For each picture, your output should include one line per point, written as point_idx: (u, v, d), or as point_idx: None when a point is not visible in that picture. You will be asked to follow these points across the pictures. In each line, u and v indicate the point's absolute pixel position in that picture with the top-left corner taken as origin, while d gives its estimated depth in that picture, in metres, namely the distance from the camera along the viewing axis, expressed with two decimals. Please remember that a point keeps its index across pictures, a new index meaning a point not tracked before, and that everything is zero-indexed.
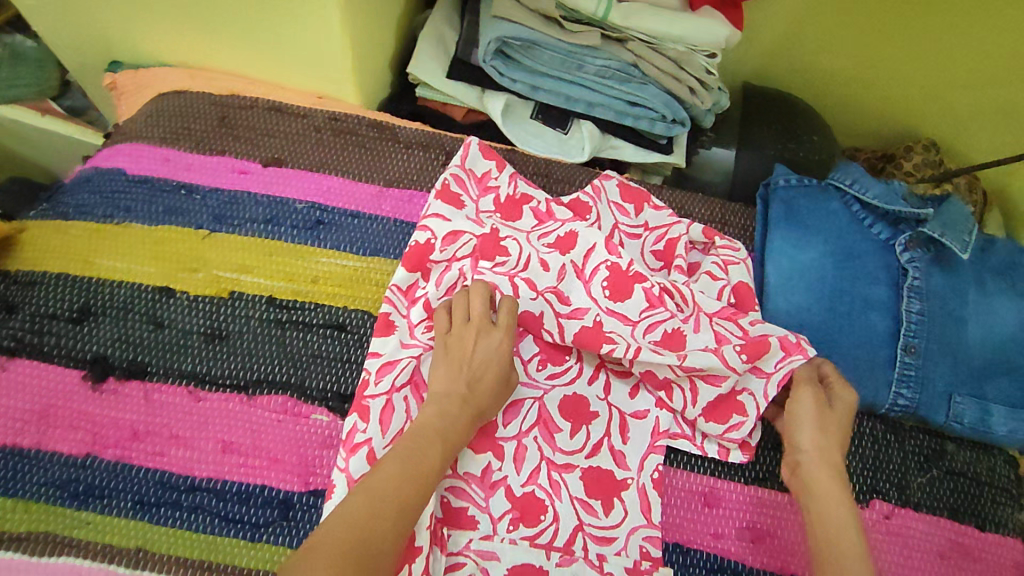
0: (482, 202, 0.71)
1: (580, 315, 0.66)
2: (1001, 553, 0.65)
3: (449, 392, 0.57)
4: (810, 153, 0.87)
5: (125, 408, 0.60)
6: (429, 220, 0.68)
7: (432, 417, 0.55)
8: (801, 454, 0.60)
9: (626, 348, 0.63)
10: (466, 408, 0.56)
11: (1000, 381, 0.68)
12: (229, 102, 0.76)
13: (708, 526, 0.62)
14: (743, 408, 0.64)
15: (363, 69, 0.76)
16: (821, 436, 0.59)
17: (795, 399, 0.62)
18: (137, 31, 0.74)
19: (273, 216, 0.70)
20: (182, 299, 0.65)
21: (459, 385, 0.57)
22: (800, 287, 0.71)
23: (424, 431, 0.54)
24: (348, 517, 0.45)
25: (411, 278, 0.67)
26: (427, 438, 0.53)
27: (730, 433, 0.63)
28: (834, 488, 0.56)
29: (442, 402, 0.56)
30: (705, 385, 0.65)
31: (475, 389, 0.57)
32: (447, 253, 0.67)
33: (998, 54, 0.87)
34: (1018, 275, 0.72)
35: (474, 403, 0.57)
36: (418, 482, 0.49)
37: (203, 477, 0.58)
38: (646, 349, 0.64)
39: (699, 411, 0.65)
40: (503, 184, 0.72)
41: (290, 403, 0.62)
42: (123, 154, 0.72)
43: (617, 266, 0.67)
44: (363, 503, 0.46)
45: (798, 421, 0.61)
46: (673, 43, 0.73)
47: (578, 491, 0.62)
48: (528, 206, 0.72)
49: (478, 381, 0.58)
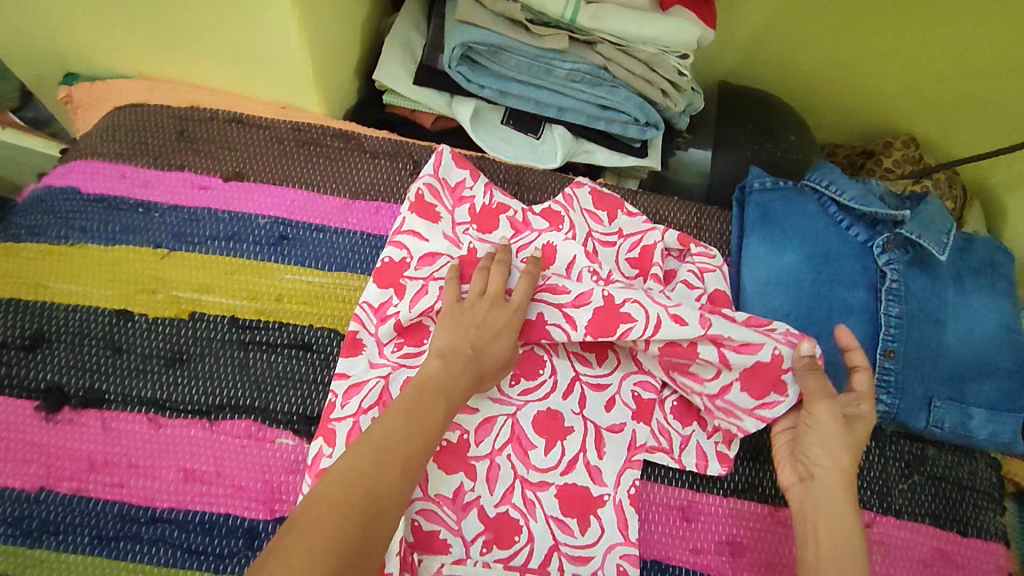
0: (456, 213, 0.69)
1: (585, 302, 0.62)
2: (982, 559, 0.64)
3: (455, 348, 0.56)
4: (787, 153, 0.86)
5: (82, 438, 0.58)
6: (404, 237, 0.65)
7: (436, 371, 0.54)
8: (815, 466, 0.56)
9: (644, 325, 0.60)
10: (470, 366, 0.55)
11: (979, 384, 0.67)
12: (187, 114, 0.74)
13: (686, 542, 0.61)
14: (784, 387, 0.60)
15: (326, 78, 0.74)
16: (839, 452, 0.56)
17: (807, 411, 0.58)
18: (87, 43, 0.71)
19: (235, 233, 0.68)
20: (140, 321, 0.63)
21: (465, 345, 0.56)
22: (779, 291, 0.69)
23: (427, 386, 0.52)
24: (358, 467, 0.43)
25: (383, 295, 0.63)
26: (429, 395, 0.51)
27: (762, 410, 0.61)
28: (844, 506, 0.54)
29: (448, 356, 0.55)
30: (738, 358, 0.61)
31: (480, 352, 0.56)
32: (424, 272, 0.64)
33: (975, 48, 0.86)
34: (996, 275, 0.71)
35: (478, 364, 0.56)
36: (422, 436, 0.48)
37: (164, 508, 0.56)
38: (667, 319, 0.60)
39: (735, 376, 0.62)
40: (478, 193, 0.70)
41: (254, 428, 0.60)
42: (77, 171, 0.70)
43: (598, 273, 0.66)
44: (372, 453, 0.44)
45: (816, 432, 0.57)
46: (643, 45, 0.71)
47: (553, 509, 0.60)
48: (505, 215, 0.69)
49: (484, 345, 0.57)
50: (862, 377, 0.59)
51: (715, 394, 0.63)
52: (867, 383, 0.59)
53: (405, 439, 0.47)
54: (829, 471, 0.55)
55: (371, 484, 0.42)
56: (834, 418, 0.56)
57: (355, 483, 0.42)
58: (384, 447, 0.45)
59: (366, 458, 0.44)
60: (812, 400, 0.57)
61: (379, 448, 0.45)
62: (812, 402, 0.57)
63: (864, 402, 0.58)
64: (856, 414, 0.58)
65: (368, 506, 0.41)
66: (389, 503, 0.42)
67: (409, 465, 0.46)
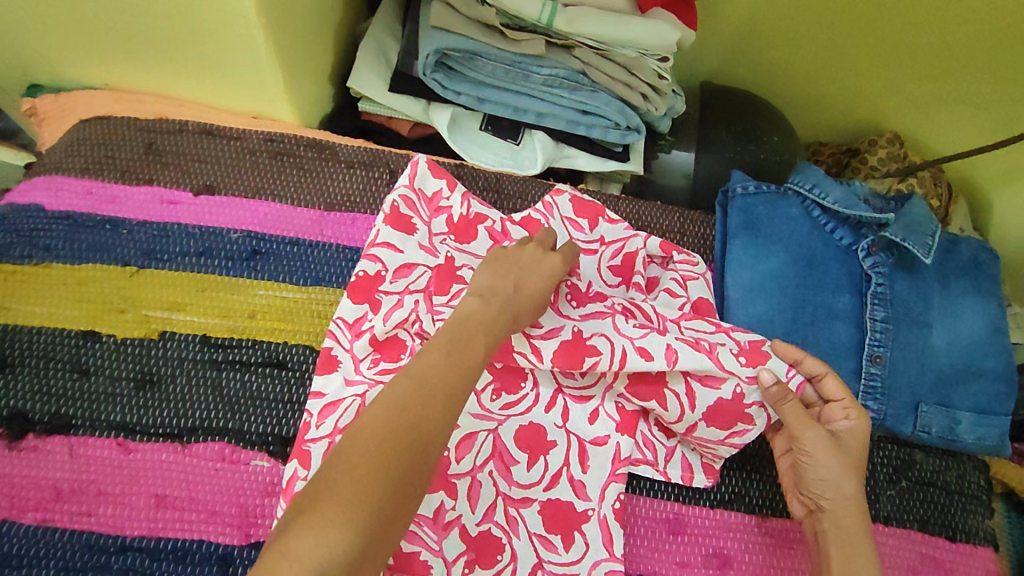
0: (434, 224, 0.67)
1: (554, 335, 0.60)
2: (970, 564, 0.64)
3: (494, 287, 0.53)
4: (770, 154, 0.85)
5: (47, 466, 0.56)
6: (379, 250, 0.63)
7: (476, 306, 0.51)
8: (823, 501, 0.56)
9: (610, 358, 0.59)
10: (507, 307, 0.52)
11: (966, 387, 0.66)
12: (155, 126, 0.71)
13: (673, 555, 0.60)
14: (751, 417, 0.60)
15: (298, 87, 0.72)
16: (844, 480, 0.55)
17: (802, 444, 0.56)
18: (50, 54, 0.69)
19: (206, 248, 0.66)
20: (109, 342, 0.61)
21: (505, 283, 0.54)
22: (762, 297, 0.68)
23: (466, 322, 0.49)
24: (399, 400, 0.40)
25: (358, 310, 0.62)
26: (469, 329, 0.48)
27: (732, 438, 0.60)
28: (860, 534, 0.54)
29: (486, 294, 0.52)
30: (702, 390, 0.60)
31: (520, 291, 0.54)
32: (400, 284, 0.62)
33: (957, 46, 0.85)
34: (982, 276, 0.71)
35: (517, 304, 0.53)
36: (464, 372, 0.45)
37: (135, 536, 0.55)
38: (633, 351, 0.59)
39: (699, 415, 0.60)
40: (455, 204, 0.68)
41: (227, 450, 0.58)
42: (41, 188, 0.67)
43: (577, 286, 0.64)
44: (414, 387, 0.41)
45: (816, 467, 0.56)
46: (623, 48, 0.70)
47: (536, 526, 0.59)
48: (482, 226, 0.68)
49: (525, 284, 0.55)
50: (830, 383, 0.58)
51: (682, 432, 0.62)
52: (837, 386, 0.58)
53: (448, 373, 0.44)
54: (838, 503, 0.55)
55: (416, 414, 0.40)
56: (828, 445, 0.56)
57: (399, 415, 0.39)
58: (424, 378, 0.42)
59: (408, 393, 0.41)
60: (802, 431, 0.56)
61: (422, 383, 0.42)
62: (801, 432, 0.56)
63: (851, 410, 0.58)
64: (847, 428, 0.58)
65: (414, 437, 0.39)
66: (435, 436, 0.40)
67: (454, 396, 0.43)
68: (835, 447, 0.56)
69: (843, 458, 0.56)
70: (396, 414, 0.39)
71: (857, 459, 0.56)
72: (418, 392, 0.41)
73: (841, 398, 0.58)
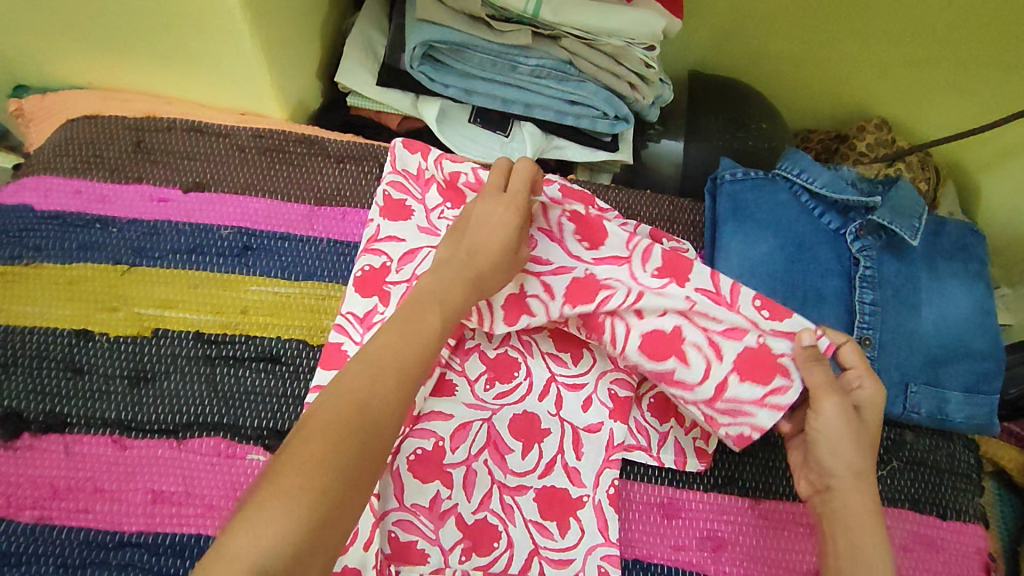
0: (427, 199, 0.67)
1: (566, 272, 0.64)
2: (962, 542, 0.64)
3: (449, 259, 0.54)
4: (758, 141, 0.85)
5: (43, 465, 0.56)
6: (381, 243, 0.65)
7: (428, 281, 0.52)
8: (830, 479, 0.53)
9: (626, 293, 0.62)
10: (465, 272, 0.53)
11: (954, 367, 0.67)
12: (143, 125, 0.71)
13: (668, 539, 0.61)
14: (787, 371, 0.58)
15: (285, 83, 0.72)
16: (853, 455, 0.53)
17: (815, 411, 0.55)
18: (36, 54, 0.69)
19: (197, 245, 0.66)
20: (102, 340, 0.61)
21: (459, 252, 0.54)
22: (752, 281, 0.69)
23: (420, 299, 0.50)
24: (346, 388, 0.41)
25: (367, 303, 0.62)
26: (424, 305, 0.49)
27: (772, 398, 0.58)
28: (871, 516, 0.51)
29: (440, 267, 0.54)
30: (726, 340, 0.60)
31: (474, 257, 0.54)
32: (406, 272, 0.64)
33: (942, 30, 0.85)
34: (969, 257, 0.72)
35: (473, 267, 0.54)
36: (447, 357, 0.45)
37: (133, 532, 0.55)
38: (651, 292, 0.61)
39: (728, 368, 0.60)
40: (434, 170, 0.67)
41: (222, 445, 0.58)
42: (29, 189, 0.67)
43: (579, 214, 0.65)
44: (361, 368, 0.43)
45: (827, 438, 0.54)
46: (609, 38, 0.70)
47: (531, 512, 0.60)
48: (461, 182, 0.65)
49: (478, 249, 0.55)
50: (849, 351, 0.57)
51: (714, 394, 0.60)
52: (857, 355, 0.57)
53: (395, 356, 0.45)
54: (843, 483, 0.53)
55: (363, 397, 0.41)
56: (843, 418, 0.54)
57: (346, 400, 0.41)
58: (370, 361, 0.44)
59: (356, 375, 0.42)
60: (818, 399, 0.55)
61: (370, 367, 0.43)
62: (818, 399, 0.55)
63: (867, 382, 0.56)
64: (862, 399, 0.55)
65: (362, 424, 0.40)
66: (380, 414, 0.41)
67: (405, 376, 0.44)
68: (849, 420, 0.54)
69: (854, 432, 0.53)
70: (345, 401, 0.40)
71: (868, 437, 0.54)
72: (367, 378, 0.42)
73: (854, 367, 0.56)
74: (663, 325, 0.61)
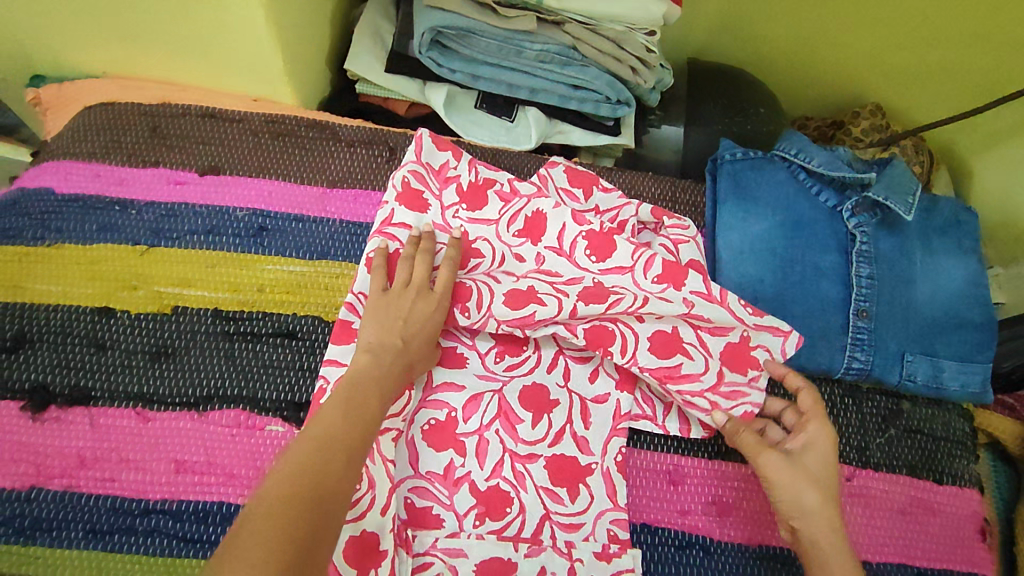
0: (445, 195, 0.69)
1: (576, 282, 0.65)
2: (956, 505, 0.67)
3: (382, 341, 0.57)
4: (756, 125, 0.88)
5: (69, 435, 0.58)
6: (394, 229, 0.65)
7: (366, 365, 0.55)
8: (791, 521, 0.57)
9: (632, 300, 0.63)
10: (399, 359, 0.57)
11: (948, 337, 0.70)
12: (160, 111, 0.73)
13: (675, 504, 0.63)
14: (757, 362, 0.65)
15: (297, 71, 0.74)
16: (806, 495, 0.56)
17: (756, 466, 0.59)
18: (52, 43, 0.70)
19: (214, 226, 0.68)
20: (123, 318, 0.63)
21: (392, 338, 0.57)
22: (753, 258, 0.70)
23: (358, 381, 0.53)
24: (301, 463, 0.43)
25: None
26: (365, 390, 0.52)
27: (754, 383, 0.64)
28: (839, 548, 0.55)
29: (376, 352, 0.56)
30: (712, 337, 0.65)
31: (408, 345, 0.58)
32: None
33: (933, 17, 0.88)
34: (961, 234, 0.74)
35: (407, 357, 0.57)
36: (364, 427, 0.49)
37: (157, 499, 0.57)
38: (654, 298, 0.63)
39: (721, 363, 0.64)
40: (463, 172, 0.70)
41: (243, 416, 0.60)
42: (50, 173, 0.69)
43: (592, 232, 0.66)
44: (315, 446, 0.45)
45: (775, 487, 0.58)
46: (611, 23, 0.72)
47: (542, 480, 0.61)
48: (492, 190, 0.69)
49: (411, 338, 0.58)
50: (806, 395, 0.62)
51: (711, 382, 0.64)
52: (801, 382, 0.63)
53: (343, 437, 0.47)
54: (800, 518, 0.57)
55: (318, 472, 0.43)
56: (785, 469, 0.57)
57: (302, 474, 0.42)
58: (325, 441, 0.46)
59: (308, 453, 0.44)
60: (756, 456, 0.59)
61: (323, 442, 0.45)
62: (756, 459, 0.59)
63: (811, 423, 0.61)
64: (802, 443, 0.60)
65: (316, 494, 0.41)
66: (334, 488, 0.42)
67: (354, 453, 0.47)
68: (790, 465, 0.58)
69: (801, 476, 0.57)
70: (296, 476, 0.42)
71: (817, 479, 0.57)
72: (322, 455, 0.44)
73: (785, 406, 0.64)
74: (662, 328, 0.65)
